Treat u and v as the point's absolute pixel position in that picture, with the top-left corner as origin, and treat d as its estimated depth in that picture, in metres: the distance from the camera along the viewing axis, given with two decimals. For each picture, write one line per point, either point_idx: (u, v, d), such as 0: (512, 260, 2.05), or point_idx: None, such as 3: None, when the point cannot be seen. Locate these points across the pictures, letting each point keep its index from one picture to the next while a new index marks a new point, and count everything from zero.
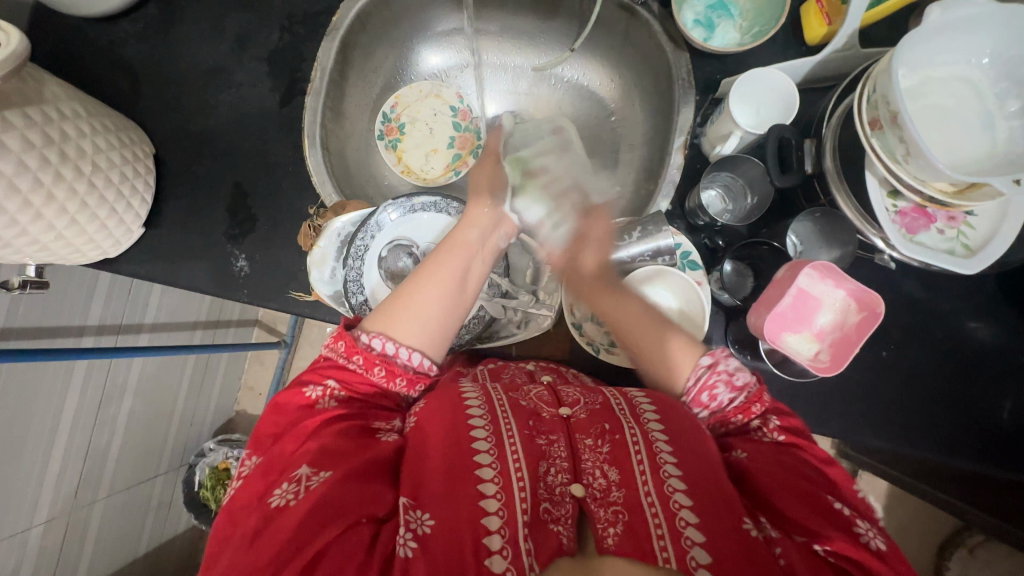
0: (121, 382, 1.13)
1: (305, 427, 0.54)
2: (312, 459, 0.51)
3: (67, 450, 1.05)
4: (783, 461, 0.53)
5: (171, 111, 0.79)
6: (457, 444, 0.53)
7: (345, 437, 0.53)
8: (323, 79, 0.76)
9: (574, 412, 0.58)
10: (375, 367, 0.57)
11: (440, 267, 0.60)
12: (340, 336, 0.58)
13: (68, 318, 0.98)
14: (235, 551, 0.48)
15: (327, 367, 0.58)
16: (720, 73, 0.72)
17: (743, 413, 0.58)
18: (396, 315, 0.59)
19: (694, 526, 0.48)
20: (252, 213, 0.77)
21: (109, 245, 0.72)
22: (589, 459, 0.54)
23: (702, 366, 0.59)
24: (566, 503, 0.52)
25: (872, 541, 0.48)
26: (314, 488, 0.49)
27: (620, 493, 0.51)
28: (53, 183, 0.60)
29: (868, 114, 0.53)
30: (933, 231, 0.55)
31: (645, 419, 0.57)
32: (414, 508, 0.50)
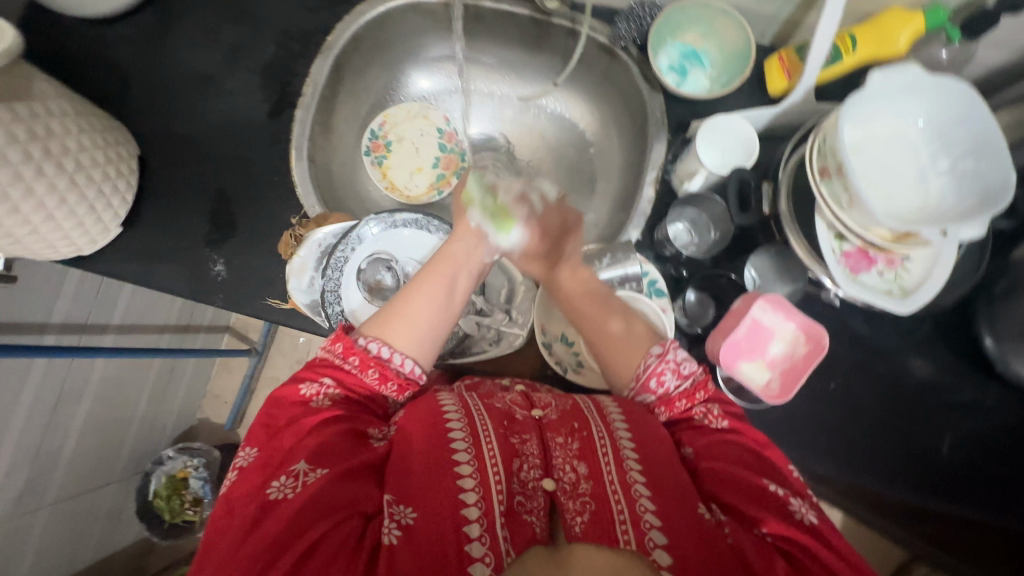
0: (81, 384, 1.10)
1: (299, 423, 0.56)
2: (308, 456, 0.53)
3: (16, 452, 1.00)
4: (726, 448, 0.58)
5: (159, 114, 0.80)
6: (438, 441, 0.55)
7: (337, 435, 0.55)
8: (314, 95, 0.79)
9: (545, 414, 0.62)
10: (369, 370, 0.59)
11: (432, 280, 0.62)
12: (337, 339, 0.60)
13: (31, 313, 0.95)
14: (227, 550, 0.49)
15: (323, 366, 0.60)
16: (690, 115, 0.78)
17: (687, 397, 0.61)
18: (391, 323, 0.61)
19: (653, 512, 0.51)
20: (234, 219, 0.77)
21: (84, 242, 0.72)
22: (560, 456, 0.57)
23: (652, 355, 0.61)
24: (538, 497, 0.55)
25: (804, 518, 0.54)
26: (308, 484, 0.51)
27: (589, 485, 0.54)
28: (34, 178, 0.60)
29: (818, 162, 0.59)
30: (874, 273, 0.60)
31: (611, 419, 0.59)
32: (400, 501, 0.52)
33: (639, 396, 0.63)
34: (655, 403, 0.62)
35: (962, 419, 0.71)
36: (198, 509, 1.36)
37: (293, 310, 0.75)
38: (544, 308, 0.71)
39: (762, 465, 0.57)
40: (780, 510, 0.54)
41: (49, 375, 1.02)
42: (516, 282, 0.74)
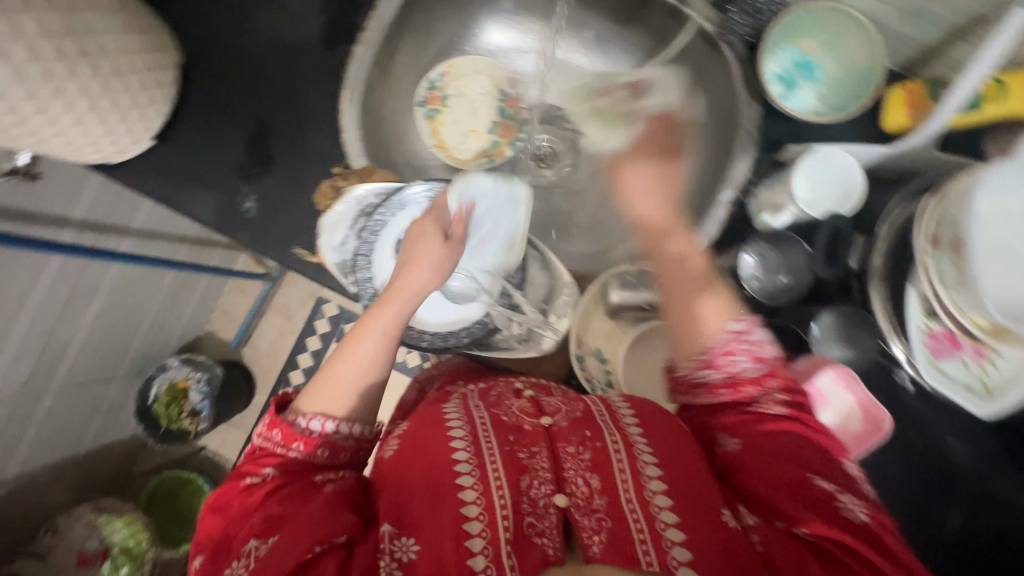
0: (94, 282, 1.08)
1: (248, 510, 0.51)
2: (260, 532, 0.49)
3: (26, 340, 1.00)
4: (777, 440, 0.53)
5: (206, 21, 0.72)
6: (440, 459, 0.53)
7: (293, 498, 0.50)
8: (378, 33, 0.72)
9: (555, 421, 0.58)
10: (316, 448, 0.54)
11: (371, 334, 0.56)
12: (273, 424, 0.54)
13: (51, 206, 0.92)
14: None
15: (262, 456, 0.55)
16: (786, 135, 0.69)
17: (755, 383, 0.55)
18: (322, 392, 0.55)
19: (680, 544, 0.47)
20: (272, 154, 0.72)
21: (112, 151, 0.67)
22: (571, 469, 0.53)
23: (729, 332, 0.56)
24: (550, 515, 0.51)
25: (855, 513, 0.48)
26: (261, 558, 0.47)
27: (602, 501, 0.50)
28: (66, 77, 0.55)
29: (929, 229, 0.52)
30: (957, 361, 0.54)
31: (626, 426, 0.56)
32: (399, 534, 0.50)
33: (700, 373, 0.56)
34: (719, 381, 0.56)
35: (988, 509, 0.65)
36: (194, 420, 1.37)
37: (321, 265, 0.72)
38: (584, 319, 0.66)
39: (808, 458, 0.51)
40: (827, 510, 0.48)
41: (63, 271, 1.00)
42: (559, 282, 0.68)
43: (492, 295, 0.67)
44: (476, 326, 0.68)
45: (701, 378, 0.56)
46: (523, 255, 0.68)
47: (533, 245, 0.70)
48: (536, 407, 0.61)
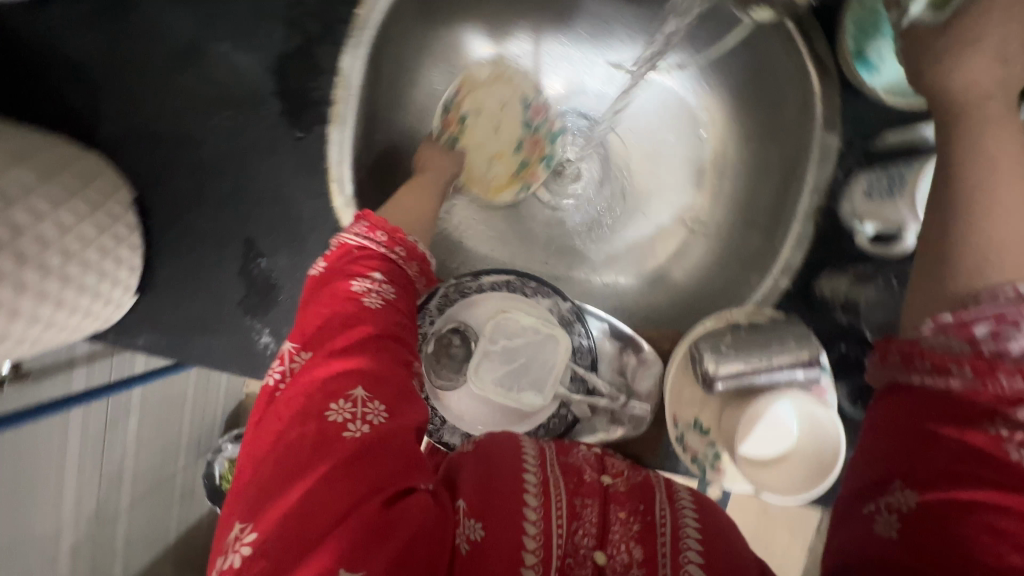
0: (125, 405, 1.02)
1: (352, 327, 0.43)
2: (369, 381, 0.41)
3: (81, 480, 0.97)
4: (972, 538, 0.28)
5: (150, 140, 0.60)
6: (510, 468, 0.45)
7: (398, 366, 0.43)
8: (350, 100, 0.59)
9: (613, 481, 0.49)
10: (413, 262, 0.53)
11: (416, 193, 0.61)
12: (375, 226, 0.51)
13: (56, 357, 0.85)
14: (271, 493, 0.36)
15: (366, 261, 0.49)
16: (877, 114, 0.56)
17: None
18: (399, 219, 0.57)
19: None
20: (273, 277, 0.62)
21: (99, 327, 0.58)
22: (616, 533, 0.45)
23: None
24: (585, 568, 0.42)
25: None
26: (372, 422, 0.39)
27: (642, 575, 0.42)
28: (17, 296, 0.46)
29: None
30: None
31: (679, 503, 0.47)
32: (470, 514, 0.42)
33: (938, 337, 0.34)
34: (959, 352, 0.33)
35: None
36: None
37: None
38: (677, 393, 0.57)
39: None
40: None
41: (90, 409, 0.94)
42: (634, 350, 0.59)
43: (564, 383, 0.58)
44: (554, 421, 0.58)
45: (937, 346, 0.34)
46: (587, 329, 0.59)
47: (593, 312, 0.60)
48: (599, 462, 0.53)
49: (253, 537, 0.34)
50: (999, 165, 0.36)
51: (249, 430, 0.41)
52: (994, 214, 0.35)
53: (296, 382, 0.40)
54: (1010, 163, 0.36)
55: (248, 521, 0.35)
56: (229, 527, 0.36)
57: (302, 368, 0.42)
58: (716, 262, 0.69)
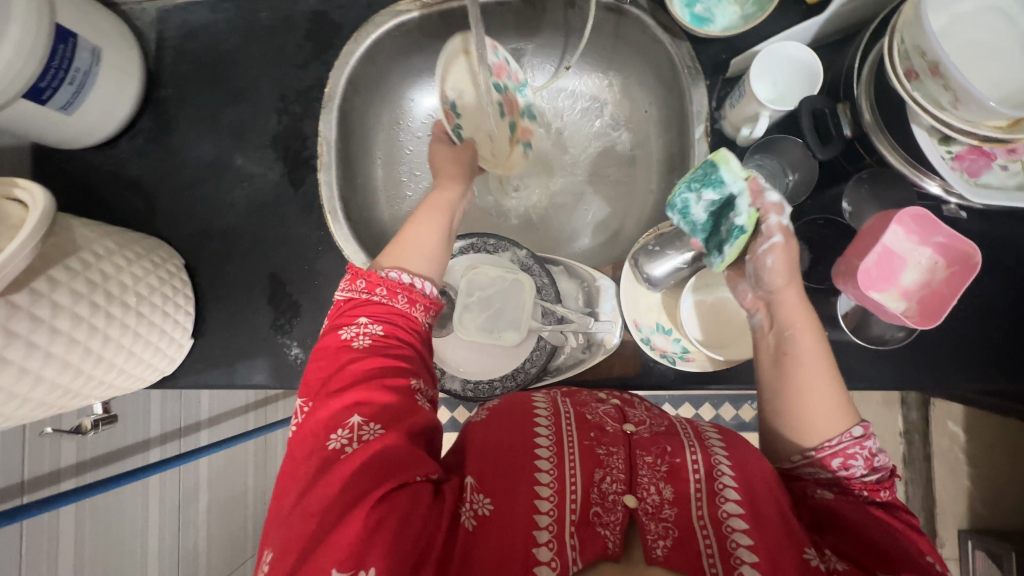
0: (193, 483, 1.14)
1: (346, 370, 0.53)
2: (365, 409, 0.50)
3: (162, 560, 1.05)
4: (875, 520, 0.48)
5: (189, 217, 0.79)
6: (521, 440, 0.52)
7: (393, 389, 0.52)
8: (330, 152, 0.76)
9: (638, 429, 0.55)
10: (399, 296, 0.58)
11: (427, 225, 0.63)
12: (358, 275, 0.58)
13: (133, 435, 0.98)
14: (290, 512, 0.47)
15: (354, 308, 0.57)
16: (726, 52, 0.70)
17: (871, 489, 0.50)
18: (401, 255, 0.61)
19: (746, 547, 0.45)
20: (294, 299, 0.77)
21: (165, 364, 0.72)
22: (645, 476, 0.51)
23: (850, 434, 0.49)
24: (617, 511, 0.48)
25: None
26: (366, 439, 0.48)
27: (673, 511, 0.48)
28: (106, 324, 0.60)
29: (901, 66, 0.52)
30: (996, 170, 0.52)
31: (708, 440, 0.53)
32: (478, 490, 0.49)
33: (808, 468, 0.51)
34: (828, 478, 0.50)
35: None
36: None
37: None
38: (632, 302, 0.67)
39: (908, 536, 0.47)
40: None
41: (165, 485, 1.05)
42: (592, 281, 0.70)
43: (539, 320, 0.69)
44: (538, 354, 0.69)
45: (808, 474, 0.51)
46: (548, 272, 0.70)
47: (550, 260, 0.72)
48: (621, 413, 0.59)
49: (274, 550, 0.46)
50: (808, 362, 0.50)
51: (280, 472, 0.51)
52: (807, 398, 0.50)
53: (303, 427, 0.51)
54: (807, 368, 0.50)
55: (273, 541, 0.47)
56: (262, 548, 0.48)
57: (308, 416, 0.52)
58: (651, 208, 0.80)
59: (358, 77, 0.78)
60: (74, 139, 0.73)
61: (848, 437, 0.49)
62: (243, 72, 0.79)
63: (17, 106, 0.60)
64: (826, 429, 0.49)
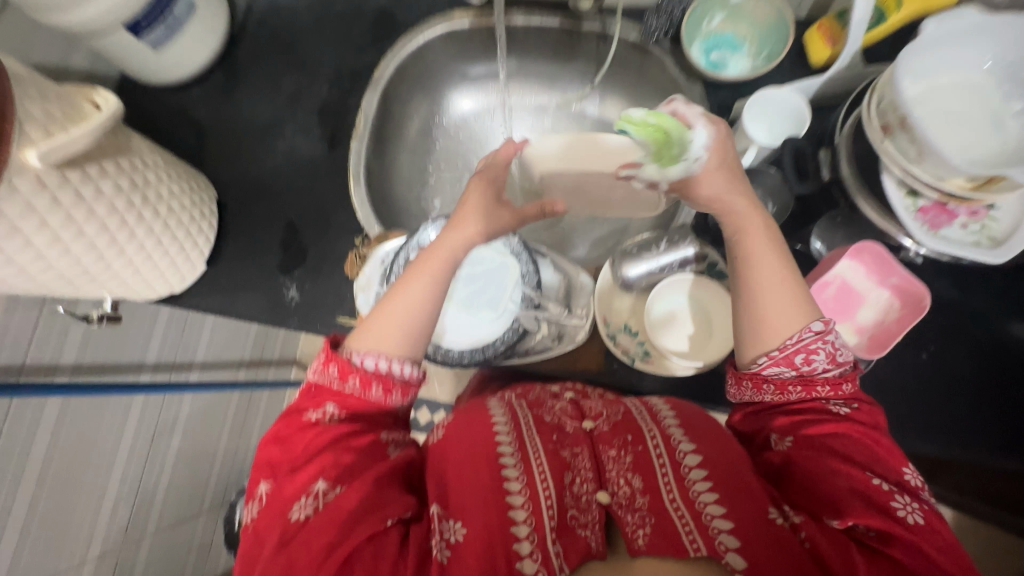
0: (171, 419, 1.18)
1: (310, 446, 0.54)
2: (329, 474, 0.52)
3: (122, 483, 1.08)
4: (836, 436, 0.52)
5: (232, 160, 0.88)
6: (479, 456, 0.55)
7: (360, 450, 0.54)
8: (366, 126, 0.85)
9: (597, 425, 0.60)
10: (371, 385, 0.56)
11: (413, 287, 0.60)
12: (329, 358, 0.56)
13: (131, 355, 1.05)
14: (268, 568, 0.49)
15: (321, 392, 0.57)
16: (734, 97, 0.77)
17: (832, 386, 0.54)
18: (376, 329, 0.58)
19: (721, 516, 0.49)
20: (303, 247, 0.84)
21: (176, 280, 0.79)
22: (613, 470, 0.55)
23: (807, 330, 0.52)
24: (593, 510, 0.54)
25: (911, 515, 0.48)
26: (332, 504, 0.51)
27: (645, 500, 0.52)
28: (135, 223, 0.68)
29: (878, 121, 0.56)
30: (956, 227, 0.56)
31: (665, 423, 0.58)
32: (447, 516, 0.52)
33: (774, 369, 0.53)
34: (795, 378, 0.54)
35: None
36: None
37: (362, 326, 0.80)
38: (603, 301, 0.71)
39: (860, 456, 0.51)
40: (879, 506, 0.49)
41: (145, 411, 1.10)
42: (573, 278, 0.75)
43: (516, 303, 0.72)
44: (509, 334, 0.71)
45: (772, 375, 0.54)
46: (534, 262, 0.74)
47: (539, 251, 0.76)
48: (577, 409, 0.63)
49: None
50: (756, 263, 0.55)
51: (238, 560, 0.52)
52: (765, 297, 0.54)
53: (267, 507, 0.52)
54: (760, 263, 0.55)
55: None
56: None
57: (271, 496, 0.53)
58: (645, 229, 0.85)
59: (405, 68, 0.88)
60: (155, 74, 0.84)
61: (788, 344, 0.52)
62: (309, 48, 0.91)
63: (116, 33, 0.70)
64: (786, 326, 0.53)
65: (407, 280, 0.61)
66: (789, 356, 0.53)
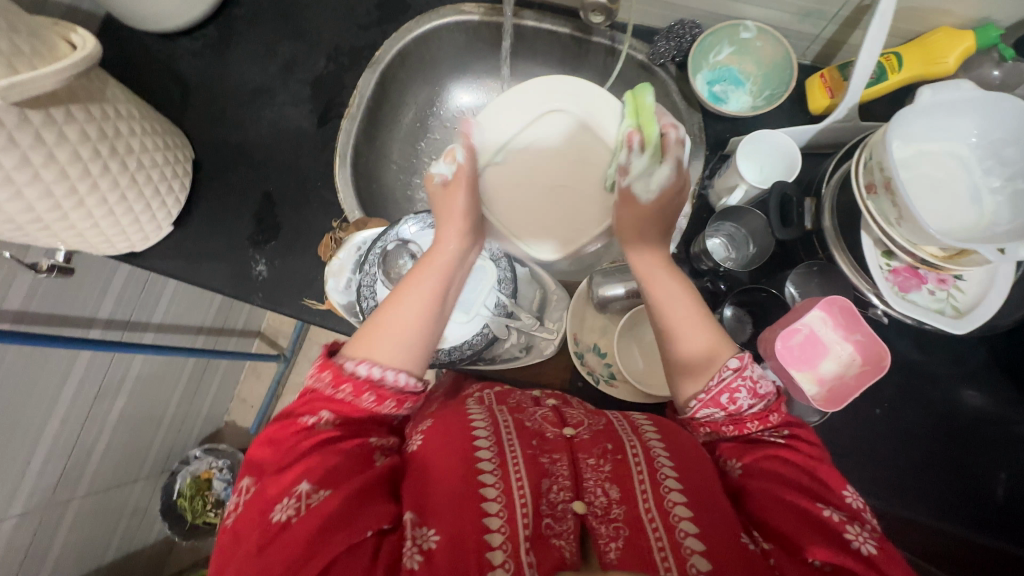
0: (118, 379, 1.14)
1: (299, 447, 0.53)
2: (314, 477, 0.52)
3: (56, 440, 1.03)
4: (778, 464, 0.53)
5: (214, 121, 0.84)
6: (463, 460, 0.55)
7: (346, 455, 0.54)
8: (360, 106, 0.82)
9: (577, 433, 0.61)
10: (364, 393, 0.55)
11: (413, 297, 0.62)
12: (324, 365, 0.56)
13: (81, 309, 1.00)
14: (246, 567, 0.48)
15: (316, 398, 0.56)
16: (730, 132, 0.77)
17: (760, 420, 0.55)
18: (372, 341, 0.58)
19: (693, 536, 0.49)
20: (278, 222, 0.81)
21: (137, 239, 0.75)
22: (591, 479, 0.56)
23: (728, 368, 0.55)
24: (568, 520, 0.54)
25: (863, 546, 0.47)
26: (315, 506, 0.50)
27: (620, 511, 0.53)
28: (100, 173, 0.64)
29: (865, 178, 0.57)
30: (924, 292, 0.58)
31: (645, 435, 0.59)
32: (421, 522, 0.52)
33: (705, 411, 0.56)
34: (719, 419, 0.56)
35: None
36: (219, 511, 1.38)
37: (330, 311, 0.77)
38: (577, 319, 0.72)
39: (812, 485, 0.52)
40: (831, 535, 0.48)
41: (91, 368, 1.05)
42: (548, 291, 0.75)
43: (490, 309, 0.71)
44: (478, 339, 0.70)
45: (705, 418, 0.57)
46: (511, 269, 0.74)
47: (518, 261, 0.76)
48: (558, 417, 0.64)
49: None
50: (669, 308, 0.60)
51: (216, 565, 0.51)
52: (684, 343, 0.58)
53: (246, 507, 0.50)
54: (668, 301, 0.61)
55: None
56: None
57: (253, 495, 0.52)
58: None
59: (409, 53, 0.86)
60: (143, 19, 0.79)
61: (705, 392, 0.56)
62: (311, 17, 0.87)
63: None
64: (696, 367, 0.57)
65: (401, 293, 0.62)
66: (714, 396, 0.55)
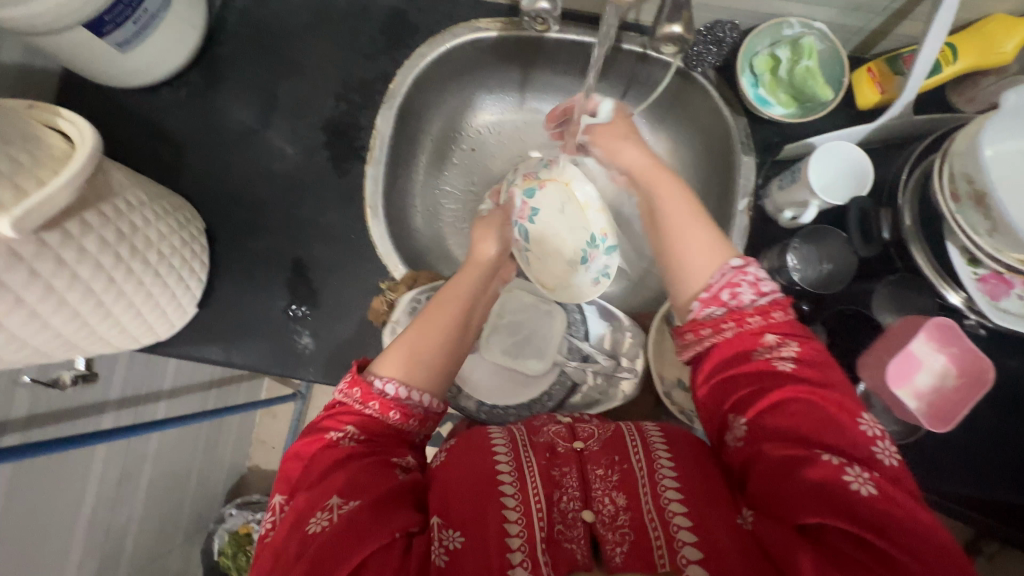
0: (140, 455, 1.06)
1: (323, 464, 0.48)
2: (342, 487, 0.46)
3: (89, 536, 0.96)
4: (799, 410, 0.46)
5: (218, 181, 0.75)
6: (477, 475, 0.49)
7: (370, 466, 0.48)
8: (382, 147, 0.75)
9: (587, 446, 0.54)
10: (391, 411, 0.52)
11: (442, 312, 0.56)
12: (354, 381, 0.52)
13: (92, 396, 0.91)
14: None
15: (344, 412, 0.52)
16: (778, 136, 0.74)
17: (762, 315, 0.50)
18: (399, 359, 0.53)
19: (687, 528, 0.46)
20: (314, 287, 0.74)
21: (165, 330, 0.68)
22: (599, 489, 0.50)
23: (729, 265, 0.52)
24: (578, 527, 0.49)
25: (861, 488, 0.42)
26: (344, 519, 0.44)
27: (628, 516, 0.48)
28: (123, 278, 0.56)
29: (947, 187, 0.56)
30: (1014, 297, 0.58)
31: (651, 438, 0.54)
32: (447, 524, 0.47)
33: (705, 310, 0.52)
34: (721, 316, 0.51)
35: None
36: None
37: None
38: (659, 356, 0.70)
39: (809, 432, 0.45)
40: (829, 485, 0.42)
41: (110, 455, 0.98)
42: (620, 329, 0.73)
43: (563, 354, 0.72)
44: (557, 388, 0.71)
45: (705, 316, 0.52)
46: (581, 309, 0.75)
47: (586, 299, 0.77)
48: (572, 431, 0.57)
49: None
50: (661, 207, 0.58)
51: None
52: (683, 237, 0.55)
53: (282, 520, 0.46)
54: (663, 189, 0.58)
55: None
56: None
57: (286, 512, 0.47)
58: None
59: (424, 79, 0.78)
60: (119, 77, 0.69)
61: (706, 289, 0.52)
62: (307, 51, 0.78)
63: (72, 32, 0.57)
64: (692, 263, 0.54)
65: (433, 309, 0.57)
66: (716, 294, 0.52)
